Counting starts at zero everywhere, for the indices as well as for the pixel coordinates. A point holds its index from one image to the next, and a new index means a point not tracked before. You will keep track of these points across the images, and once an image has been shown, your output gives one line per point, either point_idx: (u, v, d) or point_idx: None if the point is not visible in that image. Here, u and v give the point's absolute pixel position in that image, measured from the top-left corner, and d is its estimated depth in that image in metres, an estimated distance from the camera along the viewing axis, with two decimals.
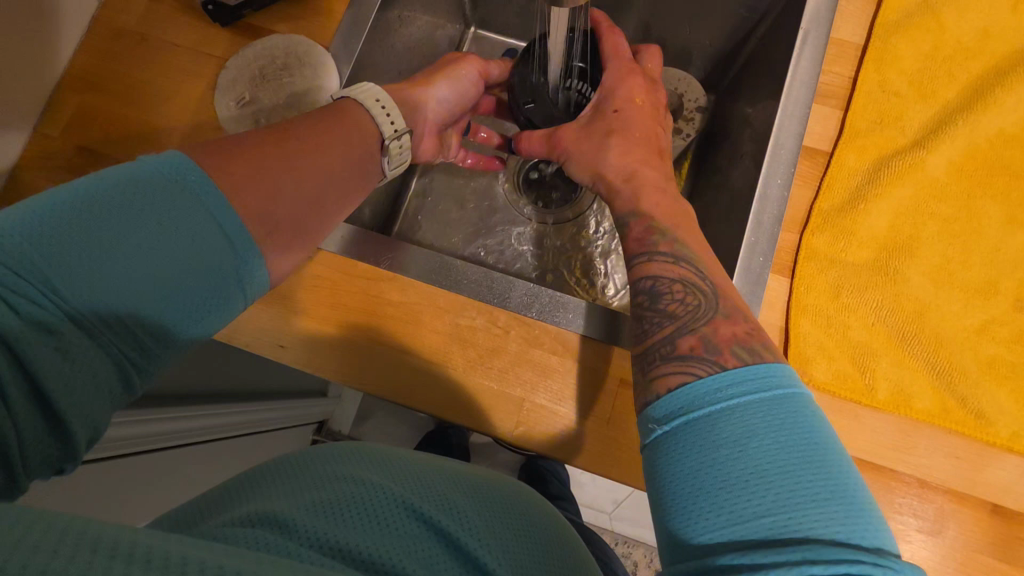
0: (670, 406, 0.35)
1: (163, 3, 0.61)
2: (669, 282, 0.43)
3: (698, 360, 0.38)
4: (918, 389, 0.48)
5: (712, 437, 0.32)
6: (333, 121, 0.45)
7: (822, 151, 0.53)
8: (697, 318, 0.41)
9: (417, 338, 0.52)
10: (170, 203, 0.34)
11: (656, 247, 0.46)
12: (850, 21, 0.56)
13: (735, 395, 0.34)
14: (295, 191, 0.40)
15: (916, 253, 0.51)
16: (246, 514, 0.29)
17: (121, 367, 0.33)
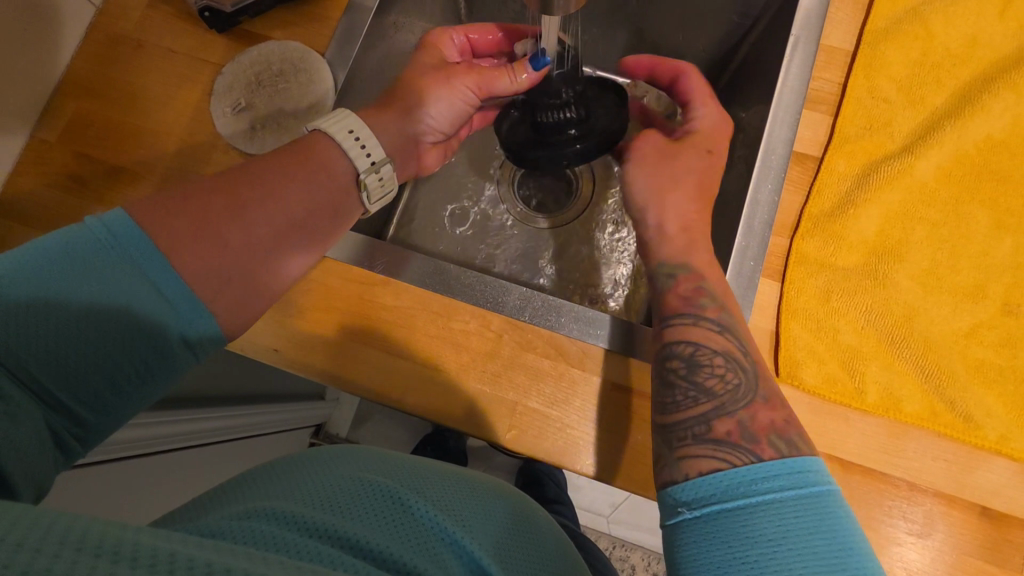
0: (697, 492, 0.38)
1: (159, 9, 0.61)
2: (712, 355, 0.45)
3: (734, 448, 0.40)
4: (908, 392, 0.48)
5: (745, 532, 0.34)
6: (298, 164, 0.46)
7: (812, 156, 0.54)
8: (736, 401, 0.43)
9: (412, 343, 0.52)
10: (110, 271, 0.36)
11: (703, 310, 0.47)
12: (840, 28, 0.56)
13: (773, 488, 0.36)
14: (242, 243, 0.42)
15: (905, 258, 0.51)
16: (254, 511, 0.29)
17: (57, 434, 0.35)
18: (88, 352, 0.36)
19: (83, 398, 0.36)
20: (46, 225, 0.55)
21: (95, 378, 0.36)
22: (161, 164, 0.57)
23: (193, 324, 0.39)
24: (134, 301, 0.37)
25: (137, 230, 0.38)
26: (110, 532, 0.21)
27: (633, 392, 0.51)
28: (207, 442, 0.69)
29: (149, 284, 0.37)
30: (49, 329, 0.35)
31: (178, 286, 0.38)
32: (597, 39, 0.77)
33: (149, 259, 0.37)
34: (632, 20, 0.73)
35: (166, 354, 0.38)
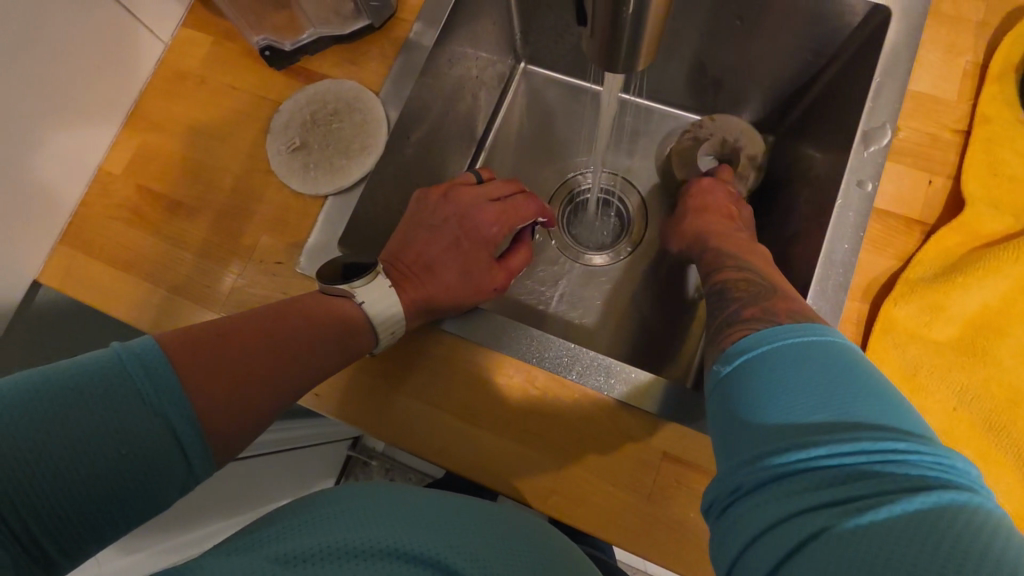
0: (741, 349, 0.35)
1: (224, 46, 0.62)
2: (777, 307, 0.41)
3: (758, 321, 0.39)
4: (1007, 489, 0.42)
5: (770, 372, 0.32)
6: (329, 328, 0.46)
7: (896, 213, 0.48)
8: (763, 296, 0.42)
9: (453, 396, 0.50)
10: (125, 410, 0.33)
11: (726, 263, 0.51)
12: (930, 73, 0.51)
13: (795, 344, 0.33)
14: (264, 379, 0.41)
15: (1008, 333, 0.45)
16: (252, 574, 0.27)
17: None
18: (84, 502, 0.32)
19: (65, 546, 0.32)
20: (106, 255, 0.56)
21: (82, 526, 0.32)
22: (216, 199, 0.57)
23: (197, 474, 0.37)
24: (153, 451, 0.34)
25: (168, 371, 0.35)
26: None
27: (685, 464, 0.47)
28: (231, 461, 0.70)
29: (168, 431, 0.35)
30: (54, 472, 0.31)
31: (198, 441, 0.36)
32: (655, 74, 0.74)
33: (176, 409, 0.35)
34: (694, 55, 0.69)
35: (159, 503, 0.36)
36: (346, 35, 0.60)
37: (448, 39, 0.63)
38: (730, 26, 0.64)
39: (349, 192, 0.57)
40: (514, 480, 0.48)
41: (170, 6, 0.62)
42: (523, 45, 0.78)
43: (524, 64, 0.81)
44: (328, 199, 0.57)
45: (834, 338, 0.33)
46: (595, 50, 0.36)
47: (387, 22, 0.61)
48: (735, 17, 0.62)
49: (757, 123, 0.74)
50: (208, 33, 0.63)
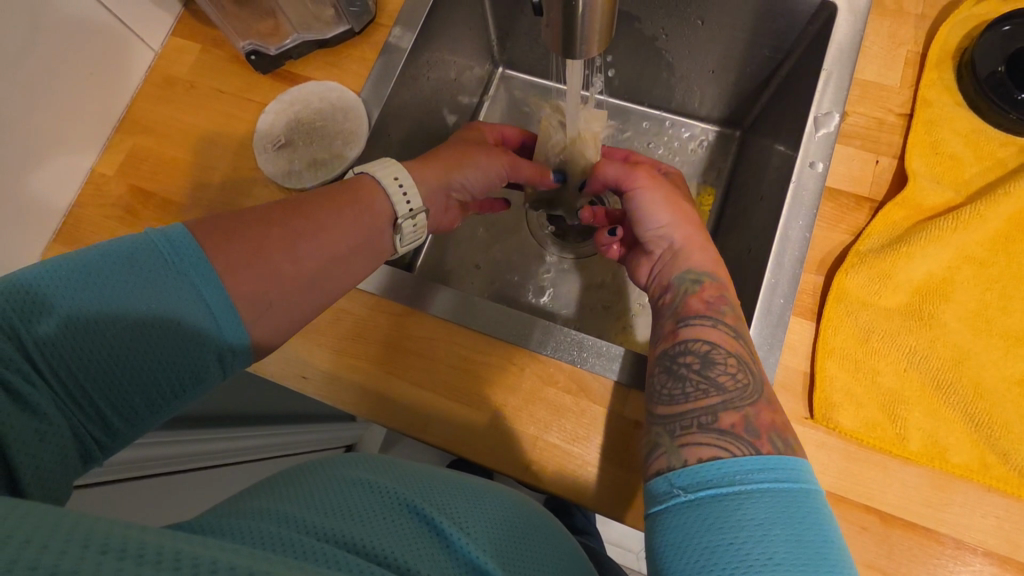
0: (694, 476, 0.37)
1: (212, 53, 0.65)
2: (725, 355, 0.44)
3: (736, 439, 0.38)
4: (955, 441, 0.45)
5: (738, 517, 0.33)
6: (347, 207, 0.47)
7: (846, 192, 0.52)
8: (743, 397, 0.41)
9: (434, 375, 0.53)
10: (161, 283, 0.37)
11: (721, 315, 0.47)
12: (873, 63, 0.55)
13: (761, 480, 0.35)
14: (291, 279, 0.42)
15: (951, 298, 0.48)
16: (264, 510, 0.31)
17: (83, 443, 0.34)
18: (128, 363, 0.36)
19: (118, 411, 0.36)
20: None
21: (133, 388, 0.36)
22: (205, 196, 0.60)
23: (232, 342, 0.40)
24: (183, 315, 0.37)
25: (192, 245, 0.39)
26: (116, 533, 0.21)
27: None
28: (224, 462, 0.71)
29: (198, 299, 0.38)
30: (98, 338, 0.35)
31: (226, 308, 0.39)
32: (626, 75, 0.78)
33: (203, 279, 0.38)
34: (661, 56, 0.73)
35: (202, 372, 0.39)
36: (329, 39, 0.63)
37: (426, 42, 0.66)
38: (693, 26, 0.67)
39: (333, 185, 0.60)
40: (494, 451, 0.50)
41: (160, 17, 0.65)
42: (499, 50, 0.82)
43: (501, 69, 0.85)
44: (313, 190, 0.59)
45: (802, 484, 0.35)
46: (552, 39, 0.39)
47: (367, 27, 0.64)
48: (696, 17, 0.66)
49: (724, 118, 0.78)
50: (196, 41, 0.66)
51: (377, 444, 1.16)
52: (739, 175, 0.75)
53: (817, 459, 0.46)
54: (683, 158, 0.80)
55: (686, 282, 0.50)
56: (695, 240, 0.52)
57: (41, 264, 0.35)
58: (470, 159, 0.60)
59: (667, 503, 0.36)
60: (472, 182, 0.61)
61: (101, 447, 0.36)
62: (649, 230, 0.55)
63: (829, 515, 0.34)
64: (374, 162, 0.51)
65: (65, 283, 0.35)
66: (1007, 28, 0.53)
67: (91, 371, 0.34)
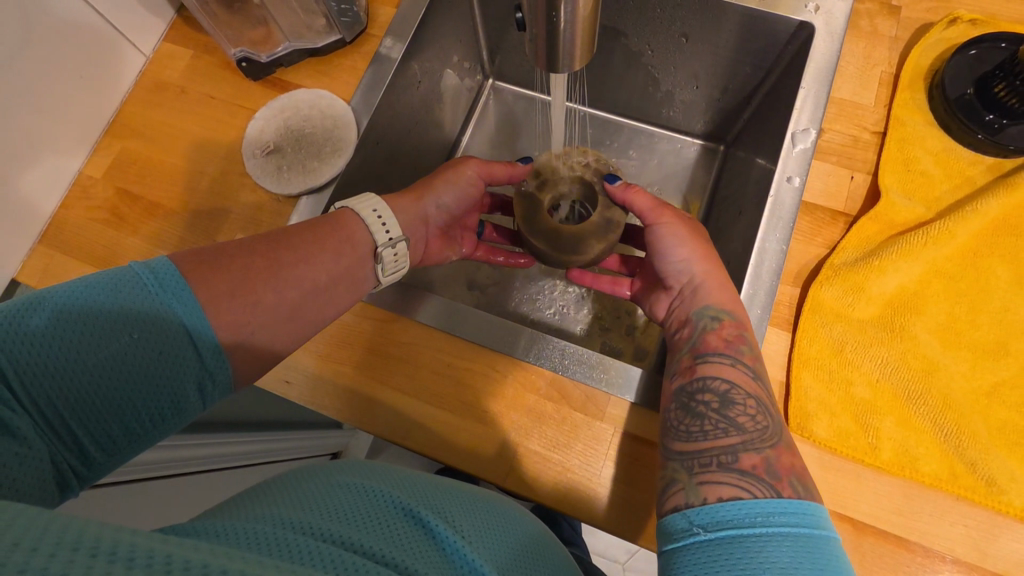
0: (718, 515, 0.37)
1: (203, 58, 0.66)
2: (744, 396, 0.44)
3: (757, 480, 0.39)
4: (924, 451, 0.46)
5: (756, 556, 0.33)
6: (328, 235, 0.49)
7: (822, 206, 0.54)
8: (764, 438, 0.42)
9: (417, 382, 0.53)
10: (144, 315, 0.37)
11: (740, 355, 0.47)
12: (849, 81, 0.57)
13: (772, 522, 0.35)
14: (275, 302, 0.43)
15: (922, 311, 0.50)
16: (267, 516, 0.31)
17: (61, 472, 0.34)
18: (112, 391, 0.36)
19: (97, 441, 0.36)
20: (85, 253, 0.59)
21: (115, 419, 0.36)
22: (191, 200, 0.60)
23: (212, 371, 0.40)
24: (170, 346, 0.38)
25: (179, 278, 0.39)
26: (95, 530, 0.22)
27: (635, 438, 0.50)
28: (213, 468, 0.71)
29: (185, 331, 0.38)
30: (82, 368, 0.35)
31: (211, 340, 0.39)
32: (613, 89, 0.79)
33: (190, 312, 0.39)
34: (646, 70, 0.75)
35: (182, 399, 0.39)
36: (319, 48, 0.64)
37: (416, 53, 0.68)
38: (678, 43, 0.69)
39: (320, 192, 0.60)
40: (479, 458, 0.50)
41: (153, 23, 0.66)
42: (489, 62, 0.83)
43: (491, 81, 0.87)
44: (301, 196, 0.60)
45: (816, 529, 0.35)
46: (535, 53, 0.40)
47: (358, 37, 0.65)
48: (680, 35, 0.68)
49: (708, 132, 0.79)
50: (189, 47, 0.67)
51: (365, 450, 1.14)
52: (722, 190, 0.76)
53: None
54: (670, 172, 0.82)
55: (705, 318, 0.50)
56: (717, 277, 0.52)
57: (23, 297, 0.35)
58: (443, 178, 0.62)
59: (690, 540, 0.36)
60: (448, 203, 0.62)
61: (79, 475, 0.36)
62: (671, 262, 0.56)
63: (846, 562, 0.35)
64: (355, 196, 0.53)
65: (48, 314, 0.34)
66: (974, 52, 0.55)
67: (72, 401, 0.34)
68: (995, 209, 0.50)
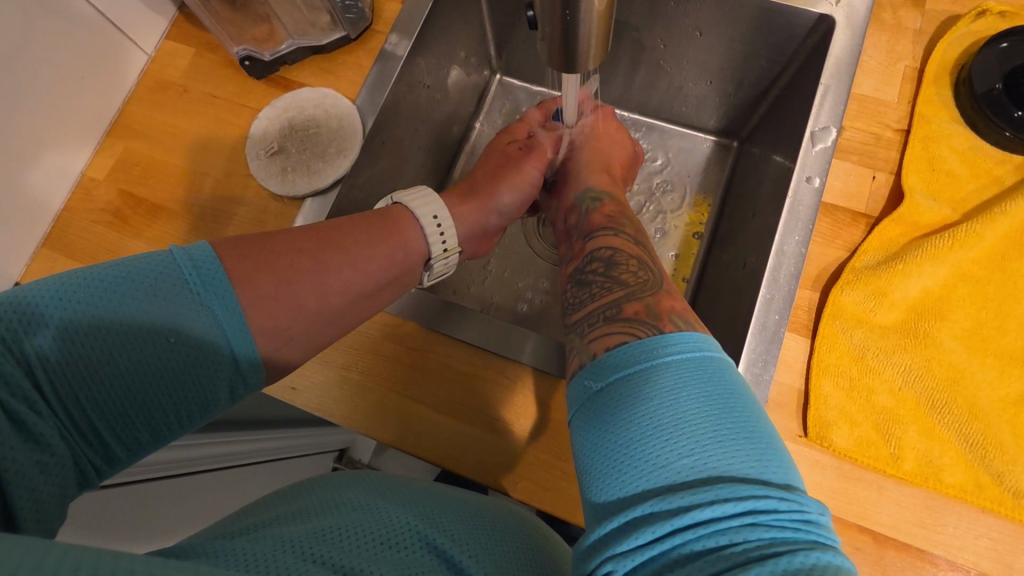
0: (607, 367, 0.36)
1: (205, 57, 0.65)
2: (627, 258, 0.50)
3: (640, 323, 0.40)
4: (949, 462, 0.44)
5: (646, 389, 0.33)
6: (382, 239, 0.48)
7: (842, 207, 0.52)
8: (644, 289, 0.45)
9: (424, 388, 0.52)
10: (177, 309, 0.36)
11: (622, 227, 0.55)
12: (871, 77, 0.55)
13: (662, 355, 0.34)
14: (315, 306, 0.42)
15: (947, 317, 0.48)
16: (278, 543, 0.30)
17: (84, 472, 0.34)
18: (135, 386, 0.34)
19: (120, 440, 0.35)
20: (88, 256, 0.58)
21: (140, 419, 0.35)
22: (195, 202, 0.59)
23: (244, 374, 0.38)
24: (201, 345, 0.36)
25: (217, 273, 0.38)
26: (103, 561, 0.22)
27: None
28: (220, 470, 0.71)
29: (219, 330, 0.37)
30: (109, 362, 0.34)
31: (246, 342, 0.38)
32: (624, 83, 0.78)
33: (226, 310, 0.37)
34: (658, 64, 0.73)
35: (210, 400, 0.38)
36: (322, 45, 0.63)
37: (422, 49, 0.66)
38: (691, 37, 0.67)
39: (325, 194, 0.59)
40: (489, 466, 0.49)
41: (154, 21, 0.65)
42: (497, 57, 0.82)
43: (499, 76, 0.85)
44: (306, 198, 0.58)
45: (706, 352, 0.35)
46: (547, 54, 0.38)
47: (362, 33, 0.64)
48: (693, 28, 0.66)
49: (721, 128, 0.78)
50: (191, 45, 0.66)
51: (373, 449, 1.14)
52: (735, 188, 0.74)
53: (810, 478, 0.45)
54: (681, 169, 0.80)
55: (587, 201, 0.61)
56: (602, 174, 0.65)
57: (54, 285, 0.34)
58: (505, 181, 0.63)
59: (588, 397, 0.35)
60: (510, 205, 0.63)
61: (101, 473, 0.35)
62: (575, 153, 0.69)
63: (738, 377, 0.34)
64: (413, 195, 0.53)
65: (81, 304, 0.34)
66: (1005, 45, 0.52)
67: (96, 399, 0.34)
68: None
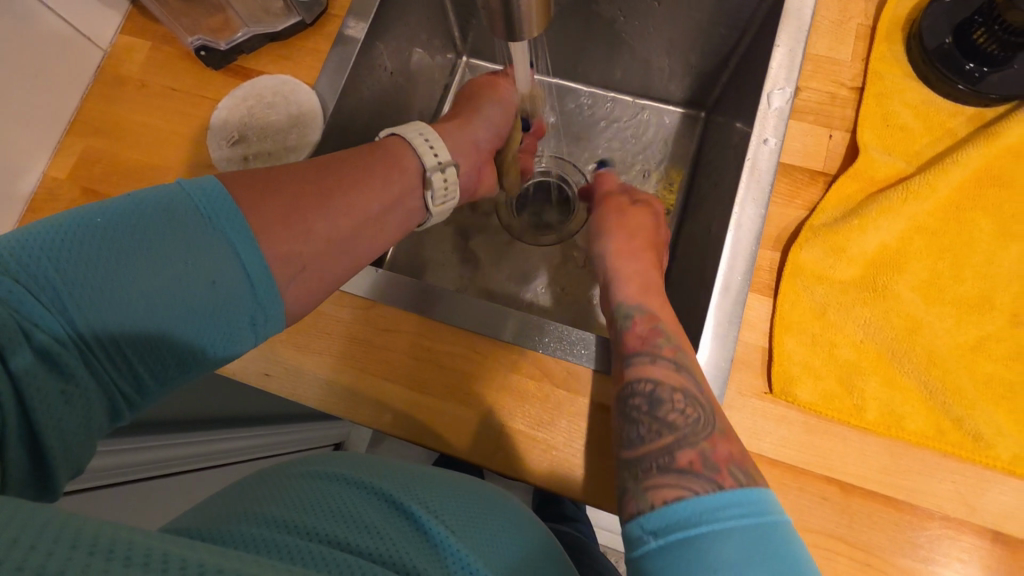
0: (664, 519, 0.37)
1: (161, 50, 0.64)
2: (671, 392, 0.44)
3: (695, 477, 0.38)
4: (909, 410, 0.45)
5: (707, 559, 0.33)
6: (376, 163, 0.46)
7: (800, 167, 0.52)
8: (697, 432, 0.41)
9: (396, 367, 0.53)
10: (195, 240, 0.36)
11: (659, 348, 0.47)
12: (825, 38, 0.55)
13: (726, 518, 0.35)
14: (327, 234, 0.42)
15: (904, 269, 0.49)
16: (262, 519, 0.30)
17: (114, 398, 0.35)
18: (157, 317, 0.35)
19: (149, 368, 0.36)
20: None
21: (164, 348, 0.36)
22: None
23: (261, 300, 0.39)
24: (219, 272, 0.37)
25: (230, 205, 0.38)
26: (95, 529, 0.21)
27: None
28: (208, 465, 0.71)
29: (235, 258, 0.37)
30: (130, 291, 0.34)
31: (259, 266, 0.38)
32: (589, 59, 0.78)
33: (238, 238, 0.37)
34: (621, 37, 0.73)
35: (232, 329, 0.38)
36: (278, 32, 0.62)
37: (381, 32, 0.66)
38: (650, 7, 0.67)
39: None
40: (466, 441, 0.50)
41: (107, 16, 0.64)
42: (462, 39, 0.82)
43: (465, 59, 0.85)
44: None
45: (772, 519, 0.35)
46: (490, 23, 0.38)
47: (319, 18, 0.63)
48: None
49: (688, 99, 0.78)
50: (147, 39, 0.65)
51: (365, 441, 1.14)
52: (703, 158, 0.75)
53: (777, 433, 0.46)
54: (649, 140, 0.80)
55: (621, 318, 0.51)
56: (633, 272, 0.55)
57: (71, 224, 0.35)
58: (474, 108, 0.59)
59: (643, 555, 0.36)
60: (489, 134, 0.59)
61: (131, 401, 0.36)
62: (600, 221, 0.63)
63: (801, 546, 0.35)
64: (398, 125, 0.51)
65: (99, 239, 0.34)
66: None
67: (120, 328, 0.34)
68: (976, 160, 0.49)
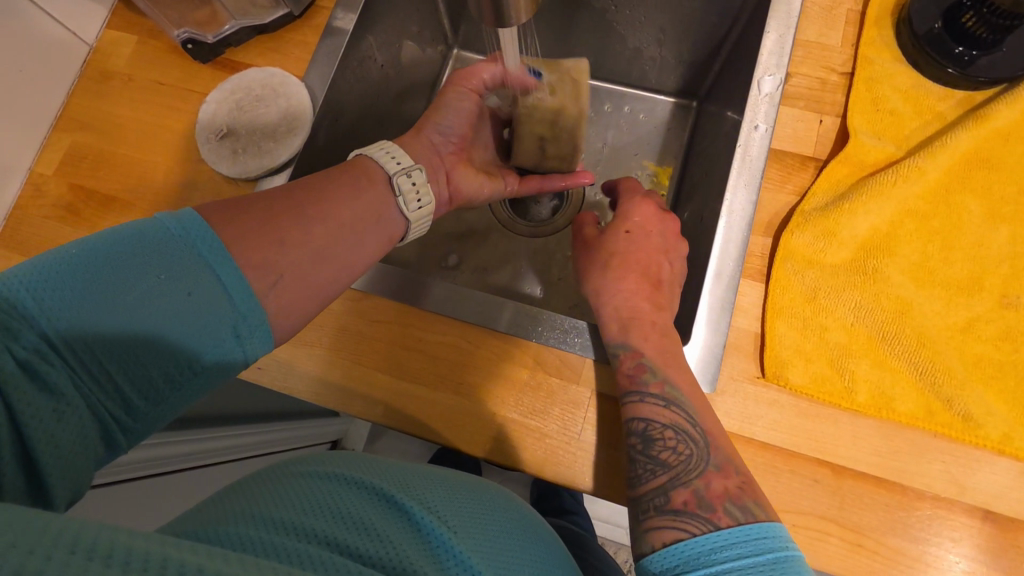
0: (668, 559, 0.37)
1: (148, 44, 0.64)
2: (663, 430, 0.43)
3: (691, 517, 0.39)
4: (900, 391, 0.46)
5: None
6: (343, 175, 0.47)
7: (791, 152, 0.52)
8: (690, 471, 0.42)
9: (390, 359, 0.53)
10: (174, 263, 0.35)
11: (647, 385, 0.45)
12: (814, 24, 0.55)
13: (730, 557, 0.36)
14: (302, 248, 0.41)
15: (895, 252, 0.49)
16: (260, 521, 0.30)
17: (104, 425, 0.33)
18: (143, 337, 0.34)
19: (139, 392, 0.34)
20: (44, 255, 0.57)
21: (154, 370, 0.34)
22: (149, 192, 0.59)
23: (246, 314, 0.37)
24: (203, 290, 0.35)
25: (206, 229, 0.37)
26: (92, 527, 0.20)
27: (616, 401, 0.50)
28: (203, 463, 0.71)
29: (217, 277, 0.36)
30: (113, 312, 0.33)
31: (239, 281, 0.37)
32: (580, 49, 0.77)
33: (215, 254, 0.36)
34: (612, 26, 0.73)
35: (222, 349, 0.36)
36: (266, 24, 0.62)
37: (370, 24, 0.65)
38: None
39: (280, 174, 0.59)
40: (461, 431, 0.50)
41: (93, 10, 0.63)
42: (452, 31, 0.81)
43: (456, 51, 0.84)
44: (260, 180, 0.58)
45: (777, 548, 0.36)
46: (479, 9, 0.38)
47: (307, 9, 0.63)
48: None
49: (680, 89, 0.78)
50: (133, 33, 0.64)
51: (363, 437, 1.14)
52: (695, 148, 0.75)
53: (770, 417, 0.46)
54: (641, 130, 0.80)
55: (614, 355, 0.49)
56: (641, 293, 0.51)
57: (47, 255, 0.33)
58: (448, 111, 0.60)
59: None
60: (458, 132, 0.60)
61: (124, 428, 0.34)
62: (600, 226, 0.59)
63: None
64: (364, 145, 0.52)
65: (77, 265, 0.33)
66: None
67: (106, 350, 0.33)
68: (964, 142, 0.49)
